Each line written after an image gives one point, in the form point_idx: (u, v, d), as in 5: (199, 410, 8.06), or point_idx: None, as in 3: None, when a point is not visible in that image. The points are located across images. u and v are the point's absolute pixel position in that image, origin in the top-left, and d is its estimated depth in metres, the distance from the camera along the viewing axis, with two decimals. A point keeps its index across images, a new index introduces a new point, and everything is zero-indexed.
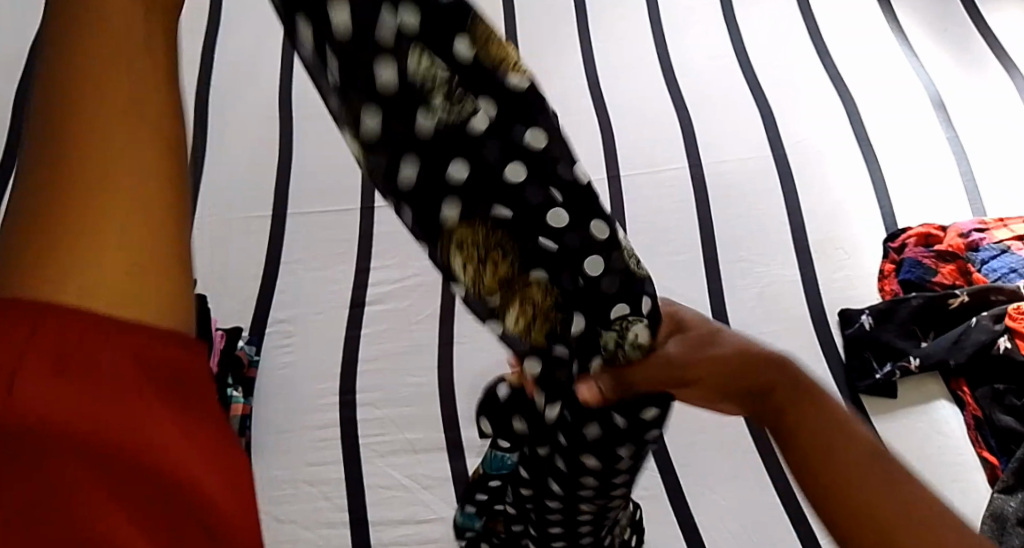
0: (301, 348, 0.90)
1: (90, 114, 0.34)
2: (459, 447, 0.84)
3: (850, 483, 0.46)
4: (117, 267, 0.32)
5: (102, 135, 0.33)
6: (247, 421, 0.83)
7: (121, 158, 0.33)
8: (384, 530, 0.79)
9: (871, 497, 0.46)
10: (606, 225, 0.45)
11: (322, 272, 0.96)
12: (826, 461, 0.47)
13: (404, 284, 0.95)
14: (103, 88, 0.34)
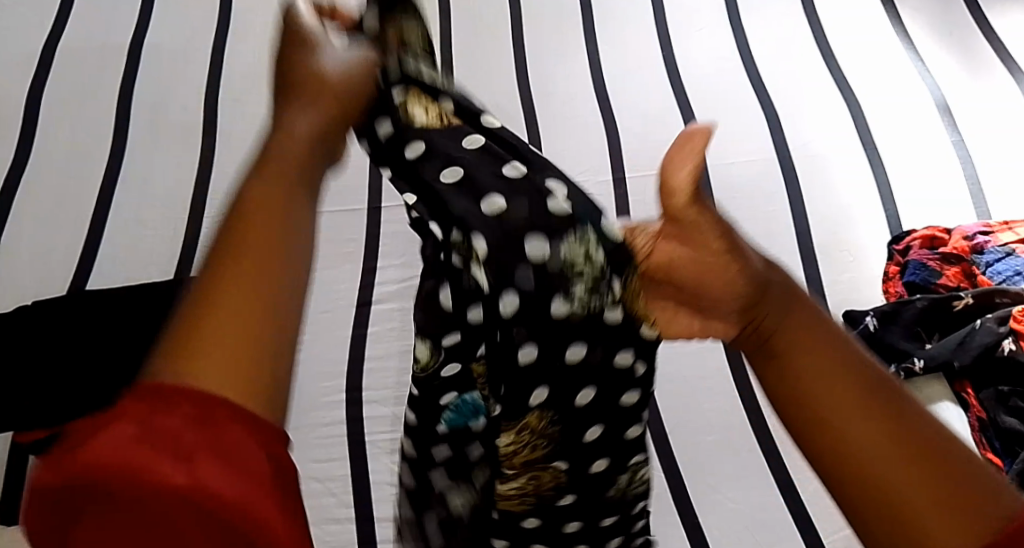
0: (308, 347, 0.90)
1: (227, 280, 0.39)
2: None
3: (850, 434, 0.44)
4: (227, 374, 0.35)
5: (225, 281, 0.39)
6: None
7: (224, 294, 0.39)
8: (390, 527, 0.79)
9: (862, 441, 0.43)
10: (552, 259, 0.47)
11: (329, 271, 0.97)
12: (811, 409, 0.46)
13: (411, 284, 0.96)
14: (232, 253, 0.41)
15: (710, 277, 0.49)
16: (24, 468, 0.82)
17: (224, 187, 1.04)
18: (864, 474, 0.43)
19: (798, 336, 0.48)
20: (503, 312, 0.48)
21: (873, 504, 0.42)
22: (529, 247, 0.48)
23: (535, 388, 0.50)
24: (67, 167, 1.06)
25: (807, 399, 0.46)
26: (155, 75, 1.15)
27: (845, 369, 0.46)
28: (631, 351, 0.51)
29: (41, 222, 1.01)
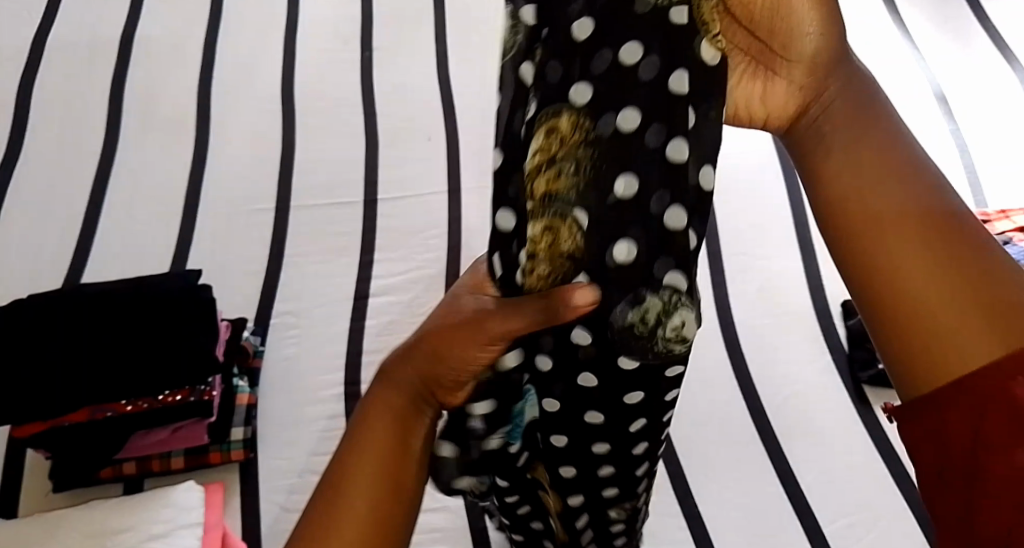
0: (307, 341, 0.90)
1: (357, 460, 0.42)
2: None
3: (877, 255, 0.38)
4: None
5: (358, 464, 0.41)
6: (253, 411, 0.84)
7: (368, 477, 0.41)
8: None
9: (921, 288, 0.37)
10: (630, 250, 0.37)
11: (326, 264, 0.96)
12: (853, 211, 0.38)
13: (408, 277, 0.95)
14: (380, 414, 0.43)
15: (782, 18, 0.36)
16: (20, 463, 0.82)
17: (219, 181, 1.04)
18: (888, 293, 0.37)
19: (844, 126, 0.39)
20: (576, 35, 0.34)
21: (920, 362, 0.37)
22: (619, 116, 0.35)
23: (573, 327, 0.40)
24: (60, 161, 1.05)
25: (854, 216, 0.38)
26: (148, 67, 1.15)
27: (896, 208, 0.38)
28: (660, 127, 0.35)
29: (34, 214, 1.00)
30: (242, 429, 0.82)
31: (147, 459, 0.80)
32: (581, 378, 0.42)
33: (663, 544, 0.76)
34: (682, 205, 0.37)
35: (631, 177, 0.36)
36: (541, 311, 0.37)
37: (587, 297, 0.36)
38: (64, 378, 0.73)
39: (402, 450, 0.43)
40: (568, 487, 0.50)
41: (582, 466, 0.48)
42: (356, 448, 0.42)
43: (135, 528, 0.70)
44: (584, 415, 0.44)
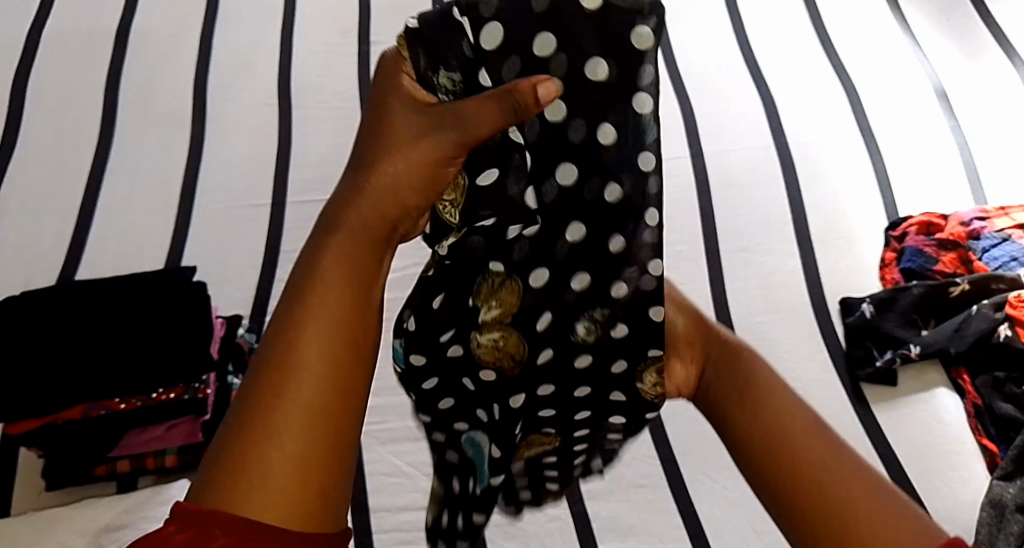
0: None
1: (331, 261, 0.44)
2: None
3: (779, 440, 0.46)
4: (303, 439, 0.39)
5: (333, 261, 0.44)
6: None
7: (318, 332, 0.41)
8: (386, 517, 0.77)
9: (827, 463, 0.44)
10: (619, 190, 0.49)
11: None
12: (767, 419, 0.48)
13: (404, 273, 0.94)
14: (333, 259, 0.44)
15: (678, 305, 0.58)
16: (14, 461, 0.81)
17: (214, 176, 1.03)
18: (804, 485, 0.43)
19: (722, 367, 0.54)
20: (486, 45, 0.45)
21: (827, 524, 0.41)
22: (536, 40, 0.44)
23: (561, 163, 0.49)
24: (54, 155, 1.04)
25: (789, 470, 0.44)
26: (143, 60, 1.14)
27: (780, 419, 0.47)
28: (613, 122, 0.46)
29: (27, 209, 0.99)
30: None
31: (141, 459, 0.79)
32: (529, 197, 0.50)
33: (660, 543, 0.75)
34: (608, 63, 0.45)
35: (607, 128, 0.47)
36: (505, 106, 0.43)
37: (548, 85, 0.43)
38: (58, 375, 0.72)
39: (350, 306, 0.43)
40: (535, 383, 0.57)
41: (559, 354, 0.56)
42: (312, 291, 0.43)
43: (130, 525, 0.70)
44: (566, 234, 0.51)
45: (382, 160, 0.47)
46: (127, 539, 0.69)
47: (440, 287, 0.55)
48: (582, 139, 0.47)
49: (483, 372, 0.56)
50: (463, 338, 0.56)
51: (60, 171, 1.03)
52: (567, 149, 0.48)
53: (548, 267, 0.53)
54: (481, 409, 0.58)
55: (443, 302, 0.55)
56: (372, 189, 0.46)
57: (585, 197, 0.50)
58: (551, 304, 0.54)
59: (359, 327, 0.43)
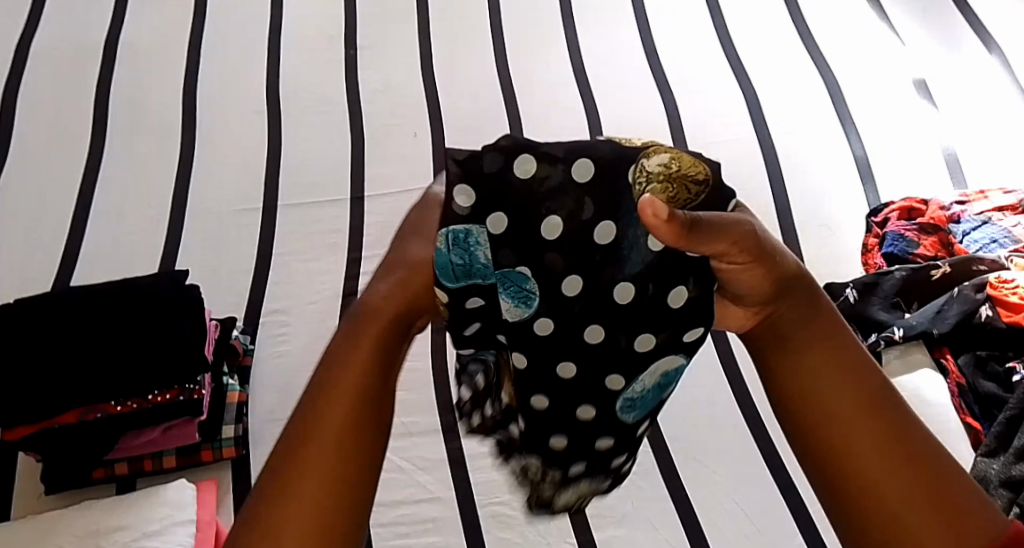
0: (295, 338, 0.91)
1: (324, 399, 0.38)
2: (454, 429, 0.84)
3: (859, 451, 0.39)
4: (321, 524, 0.35)
5: (332, 381, 0.39)
6: (244, 408, 0.84)
7: (322, 441, 0.37)
8: (383, 511, 0.78)
9: (842, 405, 0.40)
10: (613, 229, 0.40)
11: (314, 262, 0.97)
12: (794, 347, 0.42)
13: None
14: (327, 382, 0.39)
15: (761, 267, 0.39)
16: (14, 466, 0.82)
17: (205, 180, 1.04)
18: (918, 510, 0.37)
19: (794, 314, 0.42)
20: None
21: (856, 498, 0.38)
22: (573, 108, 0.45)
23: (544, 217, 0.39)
24: (47, 162, 1.05)
25: (822, 397, 0.40)
26: (132, 70, 1.15)
27: (844, 381, 0.41)
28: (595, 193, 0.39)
29: (19, 218, 1.00)
30: (233, 426, 0.82)
31: (140, 460, 0.80)
32: (520, 166, 0.39)
33: (654, 529, 0.77)
34: (607, 193, 0.39)
35: (586, 162, 0.38)
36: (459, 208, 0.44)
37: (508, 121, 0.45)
38: (60, 378, 0.73)
39: (351, 419, 0.38)
40: (647, 310, 0.42)
41: (654, 269, 0.41)
42: (312, 433, 0.37)
43: (131, 526, 0.69)
44: (543, 226, 0.40)
45: (366, 318, 0.41)
46: (122, 541, 0.68)
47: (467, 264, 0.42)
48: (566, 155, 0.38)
49: (566, 283, 0.41)
50: (569, 251, 0.40)
51: (51, 182, 1.04)
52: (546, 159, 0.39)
53: (560, 253, 0.40)
54: (520, 351, 0.44)
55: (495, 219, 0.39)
56: (366, 319, 0.41)
57: (584, 218, 0.39)
58: (560, 250, 0.40)
59: (354, 449, 0.38)
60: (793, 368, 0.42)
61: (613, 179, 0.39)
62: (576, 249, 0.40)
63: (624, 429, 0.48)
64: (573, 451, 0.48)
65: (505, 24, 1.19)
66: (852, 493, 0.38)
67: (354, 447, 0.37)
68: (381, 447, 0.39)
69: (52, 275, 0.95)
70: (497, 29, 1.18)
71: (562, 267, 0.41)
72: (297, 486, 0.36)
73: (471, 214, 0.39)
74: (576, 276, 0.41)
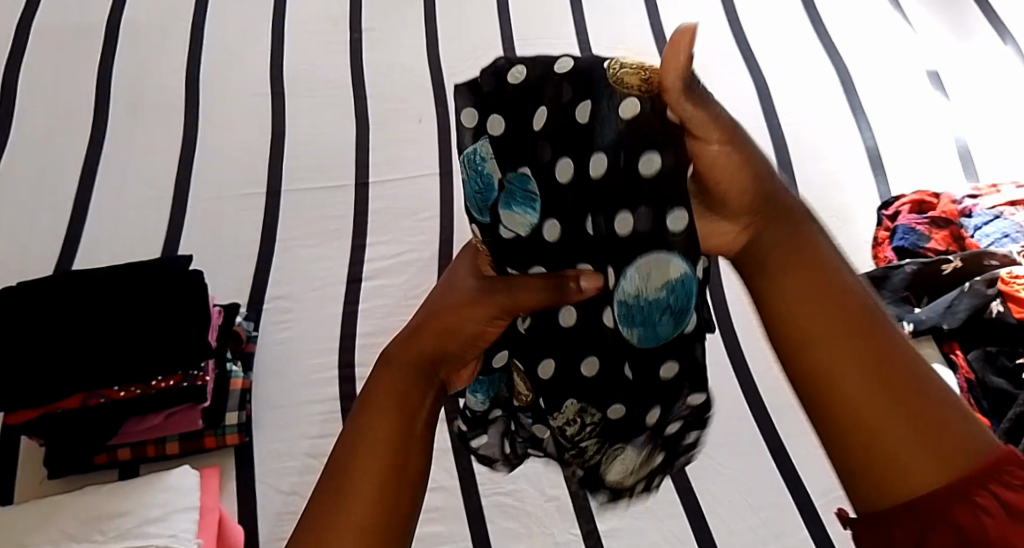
0: (299, 325, 0.90)
1: (380, 409, 0.40)
2: None
3: (840, 379, 0.35)
4: (371, 519, 0.37)
5: (389, 384, 0.41)
6: (247, 395, 0.83)
7: (375, 443, 0.39)
8: None
9: (821, 324, 0.36)
10: (590, 107, 0.39)
11: (317, 249, 0.96)
12: (782, 264, 0.38)
13: (400, 260, 0.95)
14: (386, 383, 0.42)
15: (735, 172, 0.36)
16: (15, 451, 0.82)
17: (208, 165, 1.03)
18: (903, 433, 0.33)
19: (773, 228, 0.38)
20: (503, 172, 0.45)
21: (838, 424, 0.34)
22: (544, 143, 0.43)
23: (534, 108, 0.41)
24: (48, 144, 1.04)
25: (803, 316, 0.36)
26: (134, 52, 1.13)
27: (834, 304, 0.36)
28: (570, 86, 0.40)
29: (19, 202, 0.99)
30: (236, 412, 0.81)
31: (143, 446, 0.79)
32: (512, 72, 0.42)
33: (658, 520, 0.77)
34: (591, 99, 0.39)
35: (566, 58, 0.40)
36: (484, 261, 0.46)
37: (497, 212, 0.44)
38: (60, 361, 0.73)
39: (401, 428, 0.40)
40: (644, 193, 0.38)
41: (629, 144, 0.37)
42: (366, 439, 0.39)
43: (131, 512, 0.69)
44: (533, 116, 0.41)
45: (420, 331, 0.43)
46: (123, 527, 0.68)
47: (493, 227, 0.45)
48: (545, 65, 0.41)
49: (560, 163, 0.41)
50: (563, 133, 0.40)
51: (51, 165, 1.02)
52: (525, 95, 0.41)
53: (550, 141, 0.41)
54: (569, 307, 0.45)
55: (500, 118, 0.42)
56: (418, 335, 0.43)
57: (562, 96, 0.40)
58: (549, 138, 0.41)
59: (403, 459, 0.39)
60: (773, 284, 0.38)
61: (590, 85, 0.39)
62: (564, 122, 0.40)
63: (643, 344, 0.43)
64: (631, 421, 0.47)
65: (514, 9, 1.18)
66: (834, 419, 0.34)
67: (403, 456, 0.39)
68: (417, 504, 0.39)
69: (52, 260, 0.94)
70: (503, 14, 1.17)
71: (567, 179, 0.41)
72: (358, 471, 0.38)
73: (475, 133, 0.43)
74: (567, 158, 0.40)
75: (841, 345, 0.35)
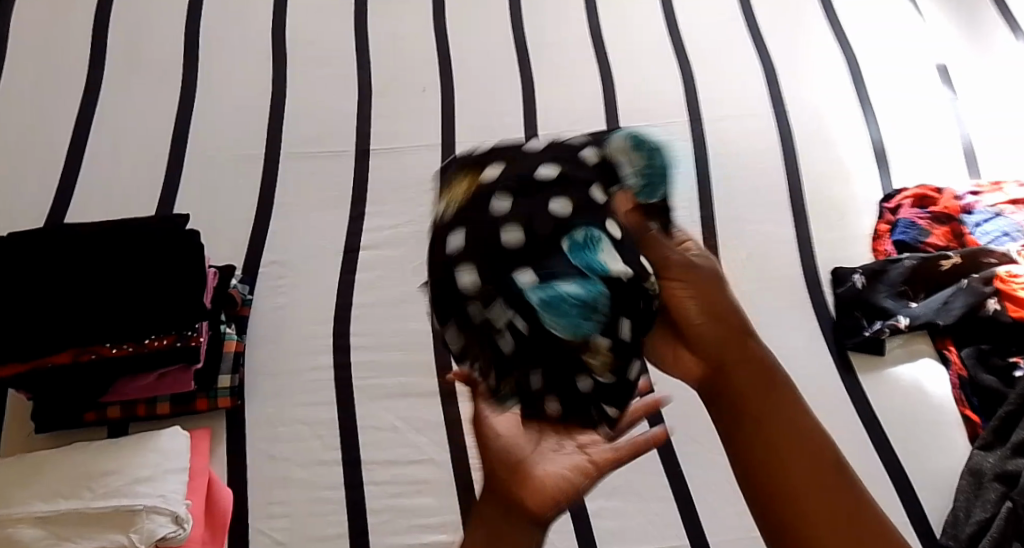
0: (293, 291, 0.89)
1: None
2: (452, 392, 0.83)
3: (793, 450, 0.46)
4: None
5: None
6: (241, 359, 0.83)
7: None
8: (378, 470, 0.78)
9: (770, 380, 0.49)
10: (549, 165, 0.46)
11: (315, 216, 0.95)
12: (706, 329, 0.50)
13: (398, 231, 0.94)
14: None
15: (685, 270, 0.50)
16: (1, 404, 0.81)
17: (205, 124, 1.02)
18: (821, 499, 0.46)
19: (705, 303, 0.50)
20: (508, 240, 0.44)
21: (786, 494, 0.45)
22: (520, 206, 0.45)
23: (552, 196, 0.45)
24: (41, 95, 1.02)
25: (745, 387, 0.48)
26: (132, 4, 1.11)
27: (767, 384, 0.49)
28: (505, 193, 0.45)
29: (11, 152, 0.97)
30: (229, 376, 0.81)
31: (132, 405, 0.79)
32: (498, 201, 0.45)
33: (646, 501, 0.78)
34: (543, 163, 0.46)
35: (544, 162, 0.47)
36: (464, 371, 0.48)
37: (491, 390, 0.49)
38: (50, 314, 0.72)
39: None
40: (609, 226, 0.47)
41: (565, 159, 0.47)
42: None
43: (120, 472, 0.68)
44: (510, 226, 0.44)
45: None
46: (113, 486, 0.67)
47: (483, 270, 0.44)
48: (506, 196, 0.45)
49: (579, 227, 0.45)
50: (516, 190, 0.45)
51: (44, 116, 1.01)
52: (513, 209, 0.45)
53: (547, 211, 0.45)
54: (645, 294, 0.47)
55: (516, 220, 0.44)
56: None
57: (525, 178, 0.46)
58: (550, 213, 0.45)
59: None
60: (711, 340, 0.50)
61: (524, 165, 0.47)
62: (532, 224, 0.44)
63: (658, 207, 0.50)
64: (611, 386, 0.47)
65: None
66: (770, 476, 0.46)
67: None
68: None
69: (43, 212, 0.93)
70: None
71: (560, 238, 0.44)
72: None
73: (506, 256, 0.44)
74: (558, 200, 0.45)
75: (796, 445, 0.47)
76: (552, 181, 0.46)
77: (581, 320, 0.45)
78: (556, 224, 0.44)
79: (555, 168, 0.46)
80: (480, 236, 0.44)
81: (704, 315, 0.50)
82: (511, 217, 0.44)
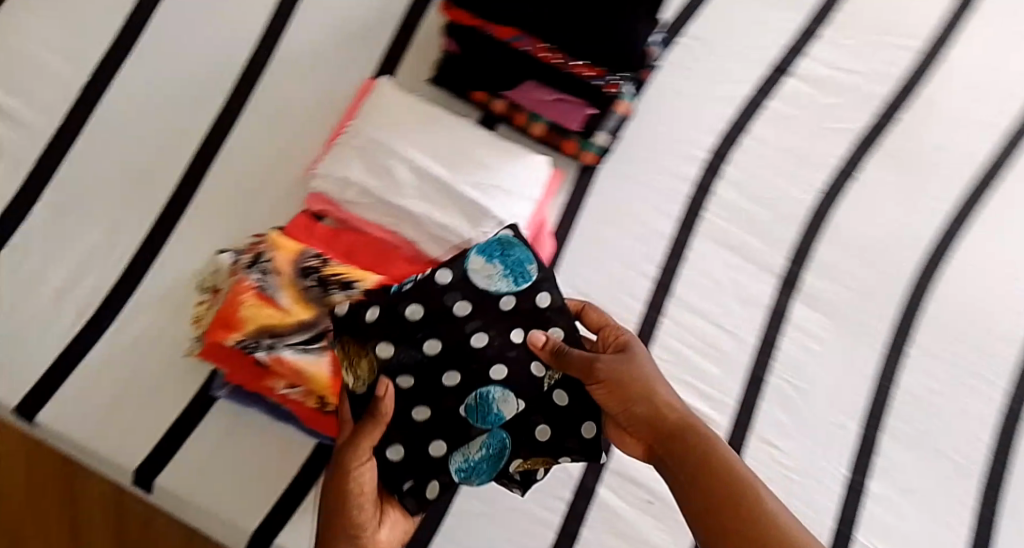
0: (697, 81, 0.79)
1: None
2: (792, 285, 0.75)
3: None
4: None
5: None
6: (623, 124, 0.76)
7: None
8: (682, 311, 0.73)
9: (718, 460, 0.49)
10: (417, 307, 0.53)
11: (762, 10, 0.81)
12: (655, 423, 0.51)
13: (841, 78, 0.80)
14: None
15: (626, 383, 0.52)
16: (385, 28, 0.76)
17: None
18: None
19: (632, 400, 0.52)
20: (433, 450, 0.55)
21: None
22: (428, 343, 0.53)
23: (426, 340, 0.53)
24: None
25: (696, 471, 0.48)
26: None
27: (717, 485, 0.47)
28: (389, 341, 0.53)
29: None
30: (607, 137, 0.74)
31: (516, 109, 0.74)
32: (402, 379, 0.54)
33: (936, 518, 0.70)
34: (413, 303, 0.53)
35: (416, 306, 0.53)
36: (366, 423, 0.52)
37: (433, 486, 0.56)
38: None
39: None
40: (507, 330, 0.54)
41: (423, 292, 0.53)
42: None
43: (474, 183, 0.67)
44: (426, 347, 0.53)
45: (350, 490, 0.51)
46: (468, 196, 0.66)
47: (414, 373, 0.54)
48: (399, 350, 0.53)
49: (474, 339, 0.54)
50: (416, 368, 0.54)
51: None
52: (414, 364, 0.53)
53: (436, 335, 0.53)
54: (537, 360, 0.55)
55: (412, 380, 0.54)
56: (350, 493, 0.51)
57: (416, 338, 0.53)
58: (434, 331, 0.53)
59: None
60: (665, 460, 0.51)
61: (397, 334, 0.53)
62: (424, 386, 0.54)
63: (523, 290, 0.55)
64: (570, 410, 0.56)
65: None
66: None
67: None
68: None
69: None
70: None
71: (455, 347, 0.54)
72: None
73: (428, 405, 0.54)
74: (433, 340, 0.53)
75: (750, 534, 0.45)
76: (433, 311, 0.53)
77: (493, 465, 0.57)
78: (445, 353, 0.54)
79: (423, 313, 0.53)
80: (417, 374, 0.54)
81: (632, 426, 0.52)
82: (419, 354, 0.53)
